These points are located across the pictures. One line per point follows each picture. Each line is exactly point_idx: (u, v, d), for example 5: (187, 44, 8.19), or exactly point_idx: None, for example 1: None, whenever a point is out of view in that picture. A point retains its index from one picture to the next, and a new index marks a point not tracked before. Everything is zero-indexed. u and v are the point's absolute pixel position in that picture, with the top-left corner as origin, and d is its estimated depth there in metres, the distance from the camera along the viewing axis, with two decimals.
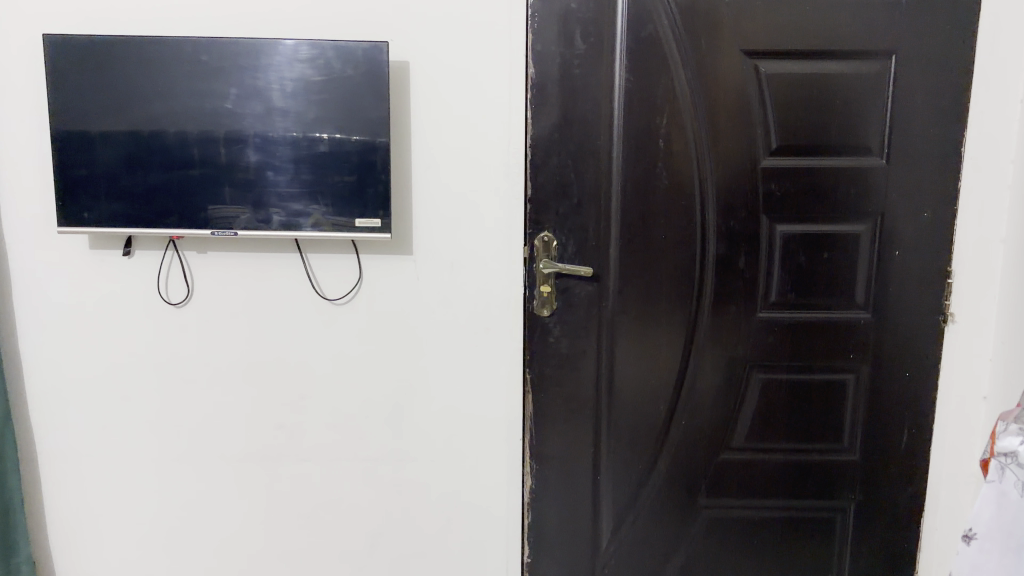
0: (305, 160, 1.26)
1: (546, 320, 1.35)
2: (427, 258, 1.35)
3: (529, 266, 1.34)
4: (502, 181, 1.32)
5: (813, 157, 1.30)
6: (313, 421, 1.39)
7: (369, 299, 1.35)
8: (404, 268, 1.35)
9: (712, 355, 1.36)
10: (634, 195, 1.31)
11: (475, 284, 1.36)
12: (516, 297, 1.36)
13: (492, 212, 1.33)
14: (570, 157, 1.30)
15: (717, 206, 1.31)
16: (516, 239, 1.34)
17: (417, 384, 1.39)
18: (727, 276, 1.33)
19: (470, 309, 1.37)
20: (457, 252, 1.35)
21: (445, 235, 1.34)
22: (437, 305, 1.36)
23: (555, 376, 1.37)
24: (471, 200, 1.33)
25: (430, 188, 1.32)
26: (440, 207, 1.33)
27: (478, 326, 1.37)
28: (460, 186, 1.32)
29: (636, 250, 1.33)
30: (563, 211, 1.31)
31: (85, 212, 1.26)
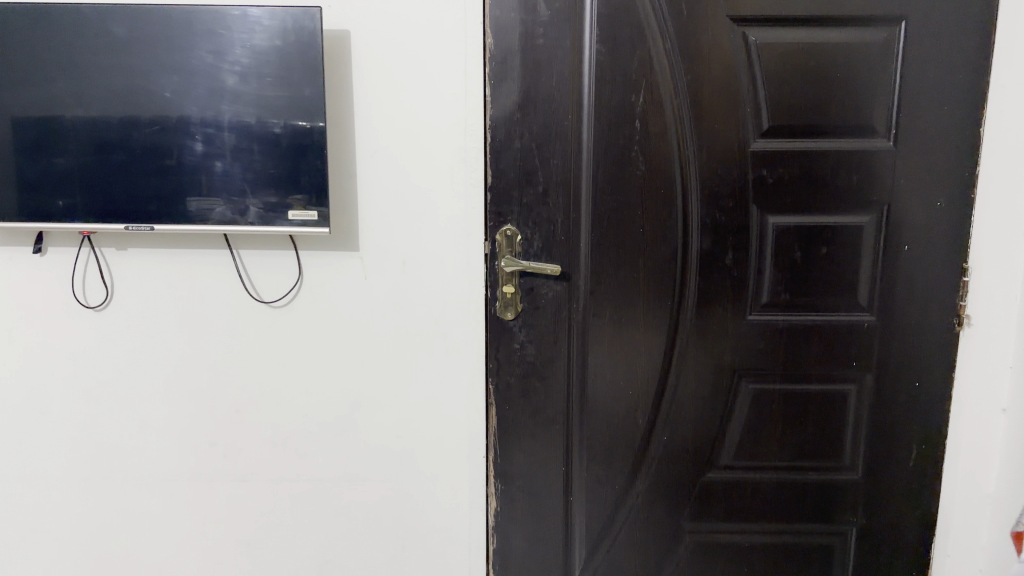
0: (239, 145, 1.11)
1: (510, 324, 1.21)
2: (375, 255, 1.20)
3: (491, 264, 1.19)
4: (459, 168, 1.17)
5: (810, 139, 1.15)
6: (252, 434, 1.26)
7: (310, 301, 1.21)
8: (350, 266, 1.20)
9: (696, 364, 1.21)
10: (607, 184, 1.15)
11: (431, 285, 1.21)
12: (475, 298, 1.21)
13: (446, 203, 1.18)
14: (534, 140, 1.14)
15: (701, 196, 1.16)
16: (476, 234, 1.19)
17: (367, 395, 1.25)
18: (713, 275, 1.18)
19: (425, 311, 1.22)
20: (409, 248, 1.20)
21: (396, 230, 1.19)
22: (388, 307, 1.22)
23: (521, 387, 1.23)
24: (426, 190, 1.18)
25: (378, 176, 1.17)
26: (390, 198, 1.18)
27: (435, 332, 1.23)
28: (413, 174, 1.17)
29: (610, 246, 1.17)
30: (527, 202, 1.16)
31: (59, 199, 1.12)
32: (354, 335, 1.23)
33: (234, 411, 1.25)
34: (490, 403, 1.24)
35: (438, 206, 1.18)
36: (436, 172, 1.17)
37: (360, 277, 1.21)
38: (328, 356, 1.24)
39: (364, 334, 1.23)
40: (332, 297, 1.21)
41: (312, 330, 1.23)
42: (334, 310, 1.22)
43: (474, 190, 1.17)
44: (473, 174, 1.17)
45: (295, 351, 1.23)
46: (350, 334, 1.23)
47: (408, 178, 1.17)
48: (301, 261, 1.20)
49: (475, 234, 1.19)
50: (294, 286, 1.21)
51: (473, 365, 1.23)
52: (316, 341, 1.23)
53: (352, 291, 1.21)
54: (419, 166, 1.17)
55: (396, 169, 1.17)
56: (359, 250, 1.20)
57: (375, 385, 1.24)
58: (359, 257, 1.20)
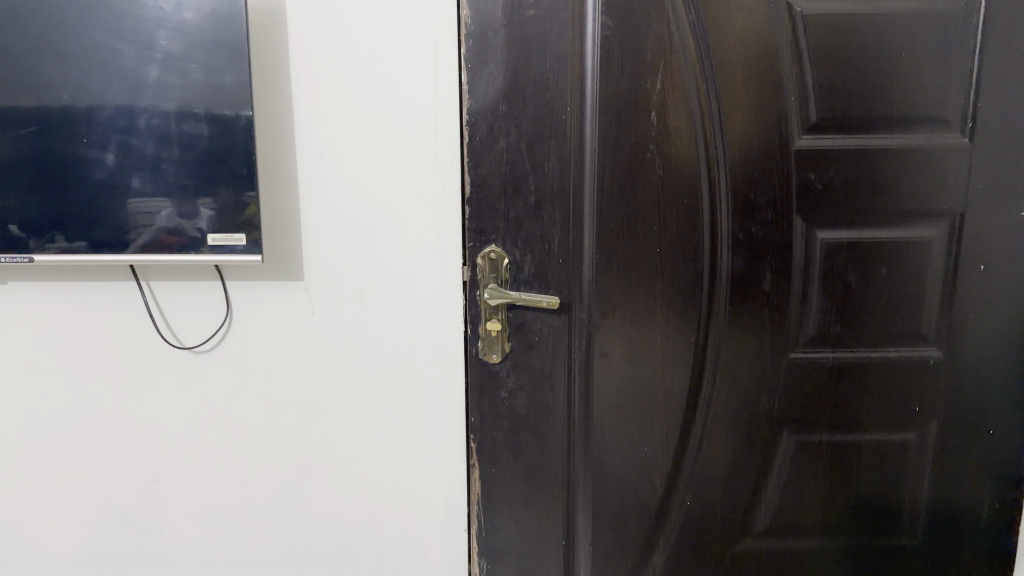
0: (143, 148, 0.86)
1: (497, 367, 0.97)
2: (325, 285, 0.95)
3: (472, 294, 0.95)
4: (430, 175, 0.93)
5: (865, 134, 0.92)
6: (176, 508, 1.03)
7: (243, 345, 0.97)
8: (293, 299, 0.95)
9: (726, 413, 0.99)
10: (616, 192, 0.92)
11: (396, 321, 0.97)
12: (453, 336, 0.97)
13: (412, 220, 0.94)
14: (525, 139, 0.90)
15: (733, 207, 0.92)
16: (451, 256, 0.95)
17: (319, 457, 1.01)
18: (747, 304, 0.95)
19: (389, 353, 0.98)
20: (368, 276, 0.95)
21: (351, 253, 0.95)
22: (343, 349, 0.97)
23: (509, 444, 0.99)
24: (387, 202, 0.93)
25: (327, 184, 0.93)
26: (343, 215, 0.93)
27: (404, 378, 0.99)
28: (371, 182, 0.93)
29: (621, 271, 0.94)
30: (516, 216, 0.92)
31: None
32: (300, 384, 0.99)
33: (151, 479, 1.01)
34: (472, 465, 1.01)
35: (403, 223, 0.94)
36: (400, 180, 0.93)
37: (305, 313, 0.96)
38: (268, 410, 0.99)
39: (313, 383, 0.98)
40: (271, 338, 0.97)
41: (248, 380, 0.98)
42: (275, 354, 0.97)
43: (450, 201, 0.93)
44: (447, 182, 0.93)
45: (227, 404, 0.99)
46: (295, 383, 0.98)
47: (365, 188, 0.93)
48: (230, 293, 0.95)
49: (450, 258, 0.95)
50: (223, 324, 0.96)
51: (451, 417, 1.00)
52: (253, 393, 0.98)
53: (295, 330, 0.97)
54: (378, 172, 0.92)
55: (350, 175, 0.92)
56: (304, 279, 0.95)
57: (329, 443, 1.01)
58: (304, 287, 0.95)
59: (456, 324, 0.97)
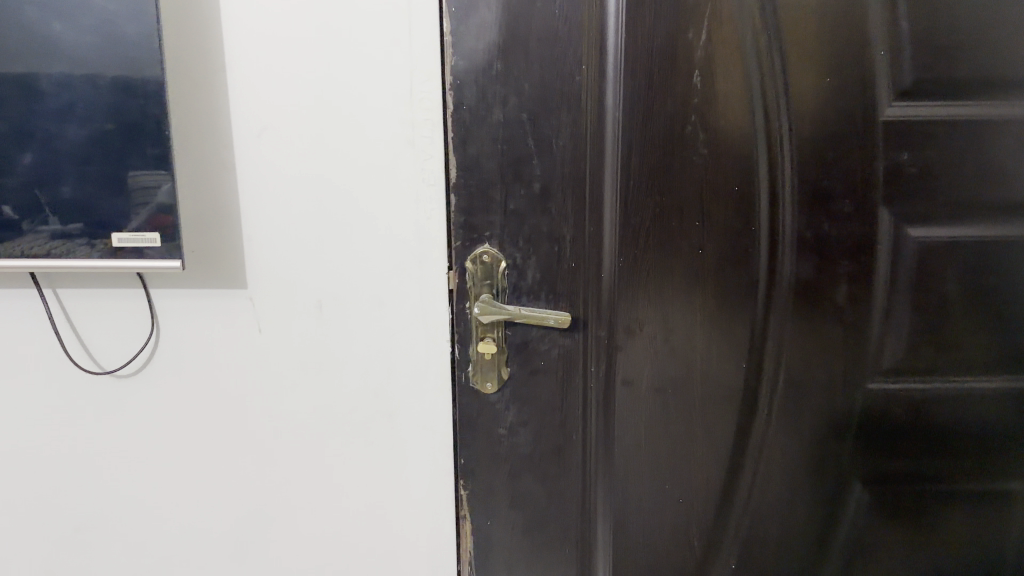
0: (28, 124, 0.67)
1: (493, 399, 0.77)
2: (276, 293, 0.76)
3: (460, 306, 0.74)
4: (406, 155, 0.72)
5: (977, 100, 0.70)
6: (107, 559, 0.85)
7: (178, 366, 0.78)
8: (236, 311, 0.76)
9: (783, 456, 0.78)
10: (646, 178, 0.70)
11: (366, 339, 0.77)
12: (437, 359, 0.77)
13: (383, 212, 0.73)
14: (528, 108, 0.69)
15: (800, 195, 0.71)
16: (434, 260, 0.74)
17: (276, 501, 0.82)
18: (813, 322, 0.74)
19: (359, 379, 0.78)
20: (329, 281, 0.75)
21: (307, 255, 0.75)
22: (302, 372, 0.78)
23: (509, 492, 0.80)
24: (352, 190, 0.73)
25: (275, 167, 0.73)
26: (296, 206, 0.73)
27: (378, 410, 0.79)
28: (330, 165, 0.72)
29: (651, 279, 0.73)
30: (515, 209, 0.71)
31: None
32: (250, 416, 0.80)
33: (73, 526, 0.83)
34: (461, 516, 0.81)
35: (372, 217, 0.73)
36: (367, 163, 0.72)
37: (252, 329, 0.77)
38: (212, 445, 0.80)
39: (264, 414, 0.79)
40: (211, 359, 0.78)
41: (185, 410, 0.79)
42: (217, 378, 0.78)
43: (432, 190, 0.72)
44: (428, 165, 0.72)
45: (161, 439, 0.80)
46: (243, 414, 0.79)
47: (323, 172, 0.73)
48: (155, 304, 0.76)
49: (433, 261, 0.74)
50: (148, 343, 0.77)
51: (437, 458, 0.81)
52: (192, 425, 0.80)
53: (240, 350, 0.77)
54: (339, 152, 0.72)
55: (304, 156, 0.72)
56: (248, 286, 0.75)
57: (287, 487, 0.82)
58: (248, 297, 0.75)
59: (442, 344, 0.77)
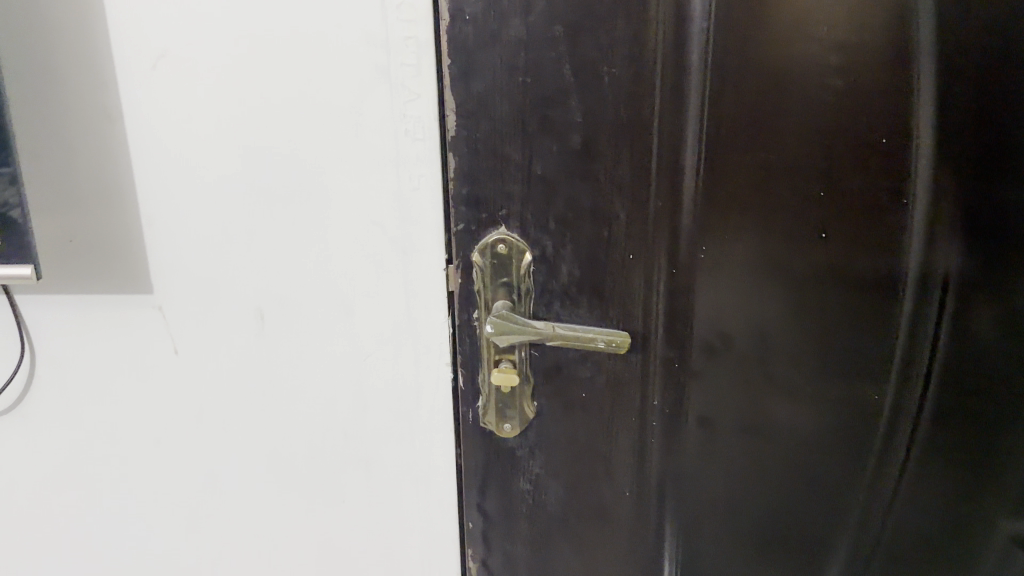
0: None
1: (511, 445, 0.54)
2: (204, 292, 0.54)
3: (464, 317, 0.51)
4: (375, 93, 0.47)
5: None
6: None
7: (84, 383, 0.58)
8: (143, 322, 0.55)
9: (915, 518, 0.55)
10: (744, 125, 0.46)
11: (331, 359, 0.54)
12: (431, 389, 0.54)
13: (344, 184, 0.49)
14: (565, 16, 0.43)
15: (982, 156, 0.45)
16: (425, 251, 0.50)
17: (230, 549, 0.63)
18: (982, 345, 0.50)
19: (319, 414, 0.56)
20: (274, 279, 0.52)
21: (239, 242, 0.52)
22: (247, 397, 0.57)
23: (534, 560, 0.58)
24: (297, 150, 0.49)
25: (185, 114, 0.49)
26: (219, 171, 0.50)
27: (348, 454, 0.57)
28: (262, 111, 0.48)
29: (745, 276, 0.49)
30: (544, 175, 0.47)
31: None
32: (179, 454, 0.59)
33: None
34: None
35: (328, 189, 0.49)
36: (317, 107, 0.47)
37: (167, 345, 0.56)
38: (136, 488, 0.61)
39: (198, 452, 0.59)
40: (119, 381, 0.57)
41: (96, 441, 0.60)
42: (129, 405, 0.58)
43: (416, 148, 0.48)
44: (409, 109, 0.47)
45: (71, 475, 0.61)
46: (171, 451, 0.59)
47: (253, 122, 0.48)
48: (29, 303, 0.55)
49: (421, 253, 0.50)
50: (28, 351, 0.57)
51: (433, 517, 0.59)
52: (106, 460, 0.60)
53: (157, 372, 0.57)
54: (273, 92, 0.47)
55: (223, 97, 0.48)
56: (156, 293, 0.54)
57: (237, 540, 0.62)
58: (157, 307, 0.54)
59: (437, 370, 0.53)
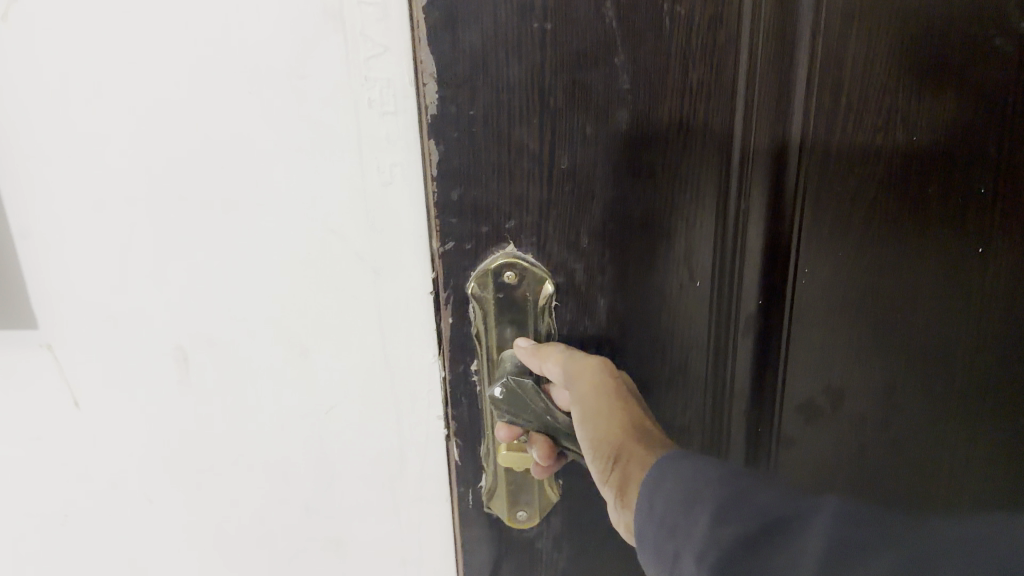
0: None
1: (528, 538, 0.39)
2: (102, 328, 0.37)
3: (457, 371, 0.36)
4: (321, 46, 0.31)
5: None
6: None
7: None
8: (27, 372, 0.38)
9: None
10: (876, 93, 0.31)
11: (273, 419, 0.39)
12: (418, 458, 0.39)
13: (283, 174, 0.33)
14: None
15: None
16: (404, 274, 0.35)
17: None
18: None
19: (273, 496, 0.41)
20: (190, 310, 0.36)
21: (139, 260, 0.36)
22: (167, 469, 0.40)
23: None
24: (212, 133, 0.33)
25: (52, 80, 0.32)
26: (108, 166, 0.34)
27: (317, 542, 0.42)
28: (160, 68, 0.32)
29: (877, 306, 0.35)
30: (572, 170, 0.32)
31: None
32: (93, 554, 0.43)
33: None
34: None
35: (263, 189, 0.34)
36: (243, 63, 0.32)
37: (62, 407, 0.39)
38: None
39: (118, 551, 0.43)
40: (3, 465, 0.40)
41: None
42: (13, 496, 0.41)
43: (385, 125, 0.32)
44: (373, 68, 0.31)
45: None
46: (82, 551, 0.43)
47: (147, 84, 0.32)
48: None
49: (401, 277, 0.35)
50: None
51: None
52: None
53: (50, 446, 0.40)
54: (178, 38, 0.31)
55: (103, 55, 0.32)
56: (42, 329, 0.37)
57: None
58: (45, 343, 0.37)
59: (426, 432, 0.39)
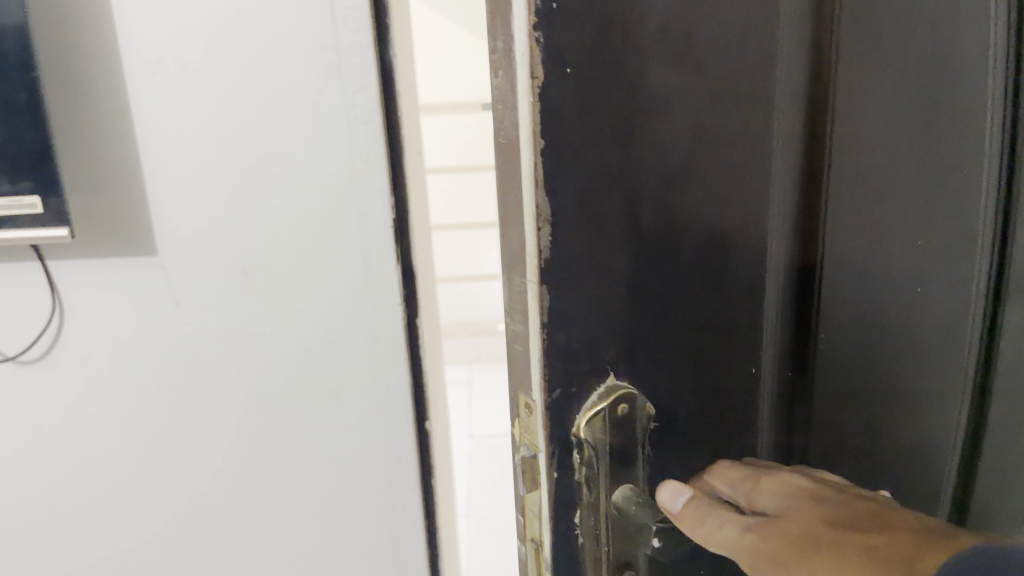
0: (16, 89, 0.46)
1: None
2: (198, 260, 0.52)
3: (563, 518, 0.36)
4: (324, 79, 0.47)
5: None
6: None
7: (93, 366, 0.55)
8: (157, 283, 0.53)
9: None
10: (856, 155, 0.37)
11: (299, 340, 0.54)
12: (396, 369, 0.54)
13: (301, 163, 0.50)
14: (663, 46, 0.31)
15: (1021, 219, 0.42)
16: (377, 219, 0.50)
17: None
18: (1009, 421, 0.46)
19: (305, 395, 0.55)
20: (242, 257, 0.52)
21: (207, 221, 0.51)
22: (233, 372, 0.55)
23: None
24: (258, 136, 0.49)
25: (163, 99, 0.49)
26: (202, 161, 0.50)
27: (341, 438, 0.56)
28: (224, 94, 0.48)
29: (842, 353, 0.40)
30: (650, 292, 0.34)
31: None
32: (161, 437, 0.56)
33: None
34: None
35: (286, 183, 0.50)
36: (271, 95, 0.48)
37: (169, 325, 0.54)
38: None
39: (177, 440, 0.57)
40: (134, 368, 0.55)
41: (110, 438, 0.57)
42: (139, 393, 0.55)
43: (365, 131, 0.48)
44: (355, 103, 0.48)
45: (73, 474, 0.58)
46: (149, 437, 0.56)
47: (216, 106, 0.49)
48: (55, 283, 0.53)
49: (378, 229, 0.51)
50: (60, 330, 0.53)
51: (400, 534, 0.58)
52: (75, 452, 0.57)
53: (166, 353, 0.54)
54: (233, 76, 0.48)
55: (195, 93, 0.48)
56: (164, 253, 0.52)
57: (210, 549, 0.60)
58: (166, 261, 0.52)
59: (405, 352, 0.54)
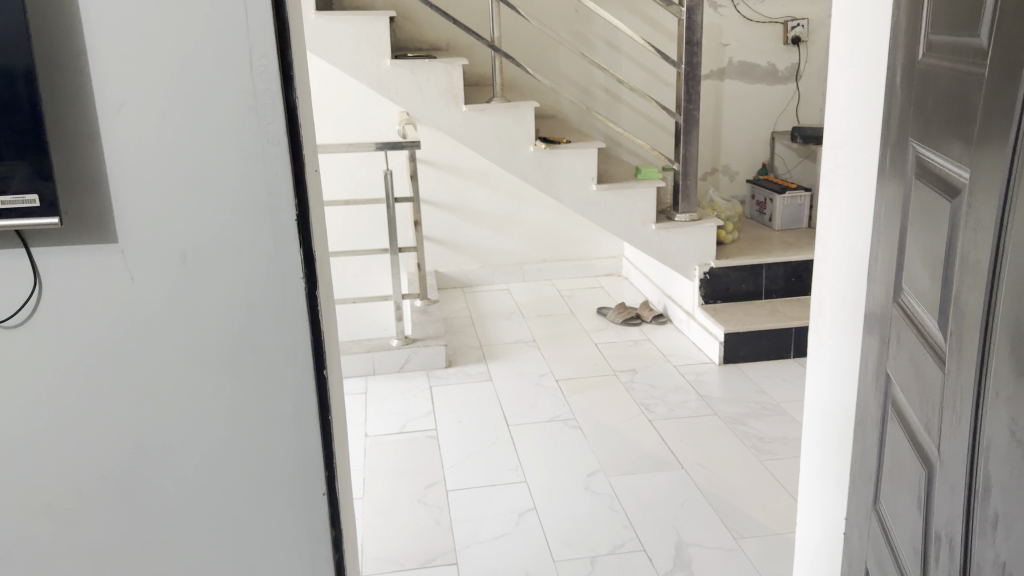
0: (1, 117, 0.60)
1: None
2: (143, 245, 0.69)
3: None
4: (243, 115, 0.66)
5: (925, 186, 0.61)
6: None
7: (55, 334, 0.69)
8: (111, 265, 0.68)
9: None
10: None
11: (223, 306, 0.70)
12: (298, 324, 0.71)
13: (227, 172, 0.67)
14: None
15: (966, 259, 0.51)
16: (284, 214, 0.69)
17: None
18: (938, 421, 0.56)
19: (227, 352, 0.72)
20: (178, 242, 0.69)
21: (151, 215, 0.68)
22: (168, 335, 0.70)
23: None
24: (195, 153, 0.67)
25: (121, 125, 0.65)
26: (150, 171, 0.67)
27: (256, 387, 0.73)
28: (169, 123, 0.66)
29: None
30: None
31: None
32: (111, 392, 0.71)
33: None
34: (338, 517, 0.78)
35: (215, 187, 0.68)
36: (207, 124, 0.66)
37: (120, 299, 0.69)
38: None
39: (123, 394, 0.71)
40: (89, 334, 0.70)
41: (64, 394, 0.70)
42: (91, 354, 0.70)
43: (275, 150, 0.67)
44: (269, 131, 0.67)
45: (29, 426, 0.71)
46: (102, 396, 0.71)
47: (162, 132, 0.66)
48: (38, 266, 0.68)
49: (285, 219, 0.69)
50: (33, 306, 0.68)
51: (307, 460, 0.75)
52: (38, 411, 0.70)
53: (115, 321, 0.70)
54: (176, 110, 0.65)
55: (147, 122, 0.66)
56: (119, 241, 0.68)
57: (150, 491, 0.73)
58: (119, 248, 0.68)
59: (306, 314, 0.71)
